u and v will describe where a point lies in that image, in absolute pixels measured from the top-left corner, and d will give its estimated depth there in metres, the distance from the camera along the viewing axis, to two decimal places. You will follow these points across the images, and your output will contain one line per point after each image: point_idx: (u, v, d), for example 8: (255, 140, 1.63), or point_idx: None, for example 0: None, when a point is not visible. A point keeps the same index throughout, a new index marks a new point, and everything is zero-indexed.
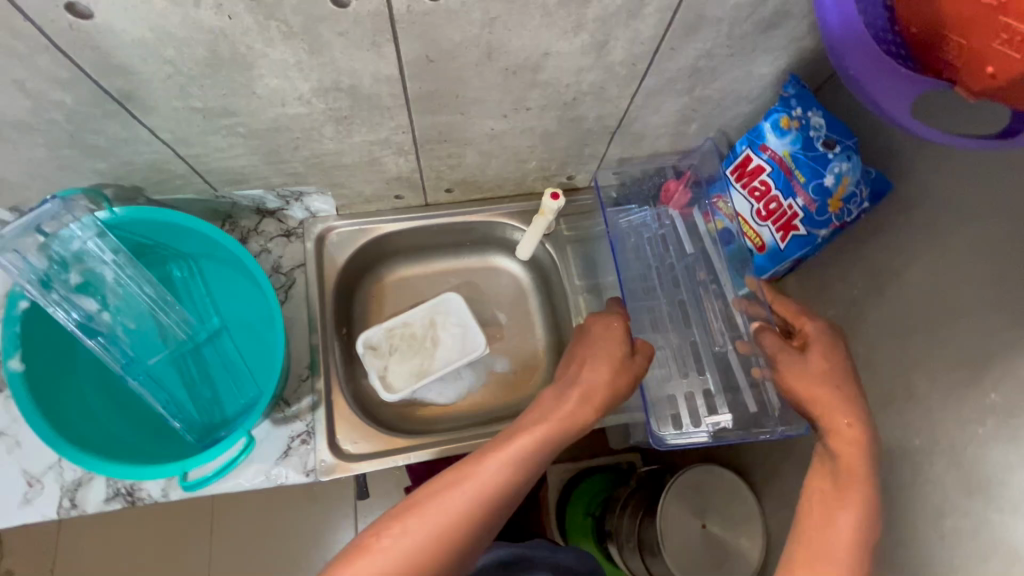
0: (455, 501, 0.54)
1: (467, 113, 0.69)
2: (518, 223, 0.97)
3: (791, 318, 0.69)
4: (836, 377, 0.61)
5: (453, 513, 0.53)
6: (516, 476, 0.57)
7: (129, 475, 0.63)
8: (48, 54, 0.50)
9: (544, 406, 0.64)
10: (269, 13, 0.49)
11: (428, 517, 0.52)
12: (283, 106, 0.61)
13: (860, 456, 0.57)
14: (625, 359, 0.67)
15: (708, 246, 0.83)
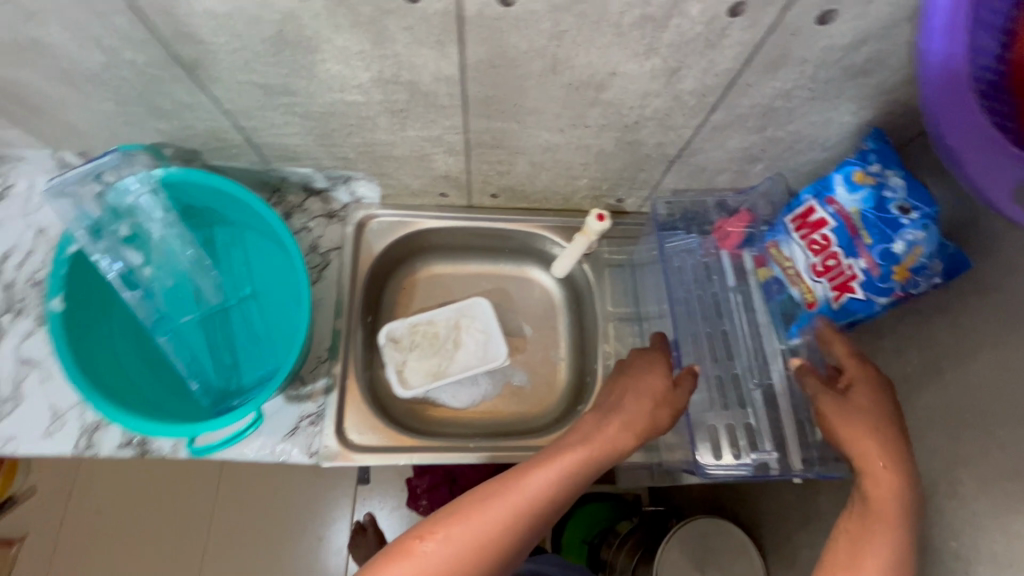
0: (497, 508, 0.52)
1: (523, 122, 0.67)
2: (558, 238, 0.95)
3: (841, 357, 0.64)
4: (882, 423, 0.57)
5: (494, 526, 0.52)
6: (554, 494, 0.55)
7: (140, 429, 0.64)
8: (128, 16, 0.51)
9: (583, 428, 0.62)
10: (340, 0, 0.48)
11: (465, 526, 0.51)
12: (342, 92, 0.61)
13: (897, 508, 0.54)
14: (669, 391, 0.65)
15: (754, 287, 0.81)
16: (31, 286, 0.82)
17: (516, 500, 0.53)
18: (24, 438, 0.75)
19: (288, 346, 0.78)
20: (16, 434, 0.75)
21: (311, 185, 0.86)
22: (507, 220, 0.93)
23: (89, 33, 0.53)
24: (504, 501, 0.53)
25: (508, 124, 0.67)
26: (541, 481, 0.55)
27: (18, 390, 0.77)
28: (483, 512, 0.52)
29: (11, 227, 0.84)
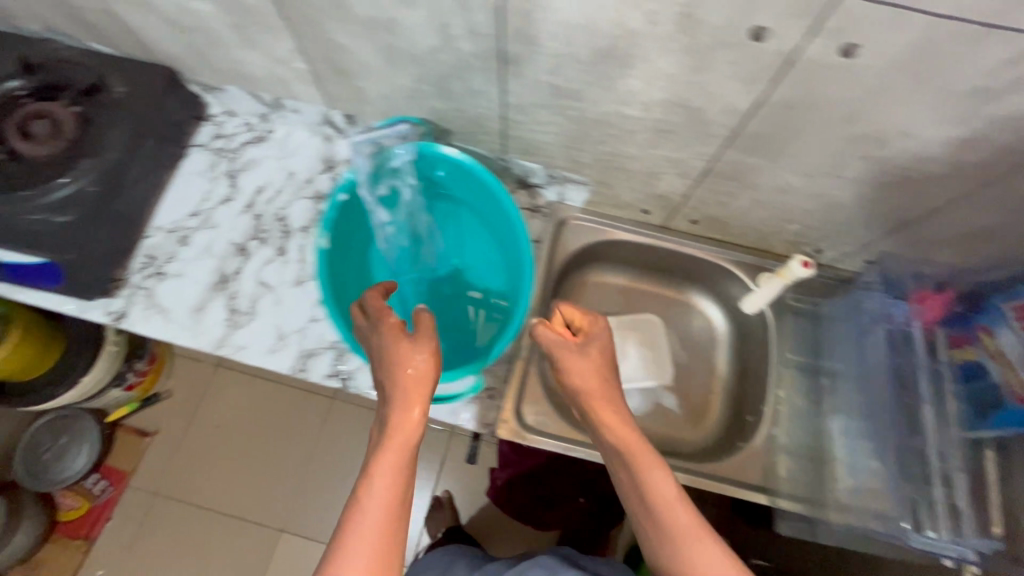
0: (393, 434, 0.59)
1: (775, 161, 0.70)
2: (741, 275, 0.95)
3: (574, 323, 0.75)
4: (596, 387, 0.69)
5: (406, 453, 0.58)
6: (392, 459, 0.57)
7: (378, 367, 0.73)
8: (488, 13, 0.57)
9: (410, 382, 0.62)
10: (688, 30, 0.53)
11: (389, 446, 0.58)
12: (625, 105, 0.66)
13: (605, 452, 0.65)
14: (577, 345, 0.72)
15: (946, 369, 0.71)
16: (276, 220, 0.93)
17: (399, 415, 0.60)
18: (253, 349, 0.85)
19: (491, 322, 0.86)
20: (248, 345, 0.85)
21: (528, 179, 0.92)
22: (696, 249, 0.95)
23: (441, 22, 0.60)
24: (404, 427, 0.59)
25: (758, 160, 0.70)
26: (427, 406, 0.61)
27: (254, 307, 0.87)
28: (392, 440, 0.58)
29: (267, 165, 0.96)
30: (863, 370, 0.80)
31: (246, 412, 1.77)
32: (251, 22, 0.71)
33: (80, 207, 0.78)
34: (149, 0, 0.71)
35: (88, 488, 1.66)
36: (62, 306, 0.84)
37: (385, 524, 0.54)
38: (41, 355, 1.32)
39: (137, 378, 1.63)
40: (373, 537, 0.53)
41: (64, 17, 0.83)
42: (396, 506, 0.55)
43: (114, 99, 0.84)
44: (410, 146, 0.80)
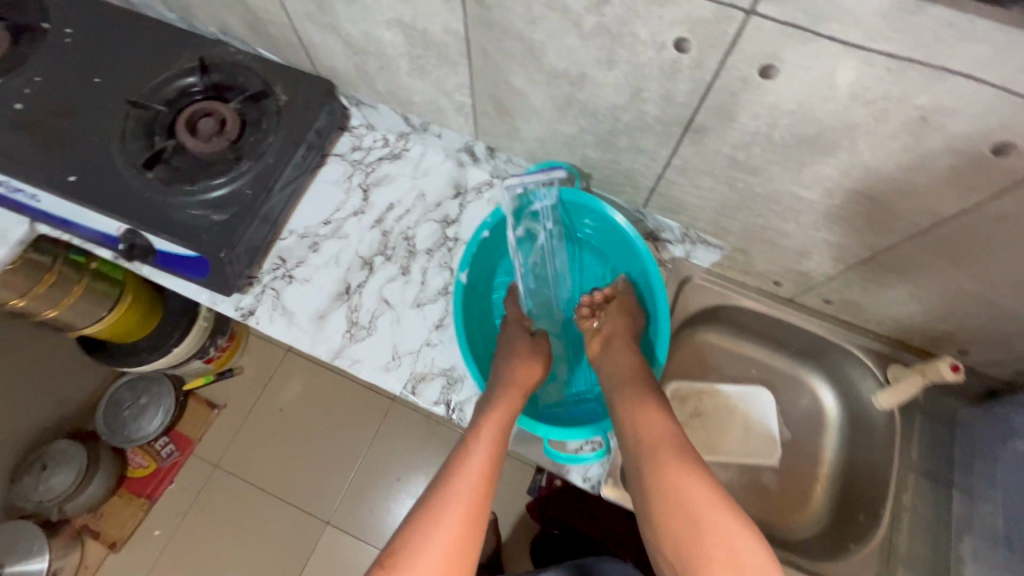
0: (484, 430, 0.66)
1: (954, 264, 0.65)
2: (869, 363, 0.88)
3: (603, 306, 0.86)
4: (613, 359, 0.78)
5: (494, 442, 0.65)
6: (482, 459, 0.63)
7: None
8: (692, 86, 0.56)
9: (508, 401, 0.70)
10: (917, 133, 0.50)
11: (483, 434, 0.66)
12: (803, 187, 0.64)
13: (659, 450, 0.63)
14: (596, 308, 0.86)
15: None
16: (402, 239, 0.94)
17: (493, 411, 0.68)
18: (367, 365, 0.86)
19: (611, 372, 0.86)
20: (363, 359, 0.86)
21: (657, 233, 0.90)
22: (823, 329, 0.90)
23: (636, 85, 0.60)
24: (493, 416, 0.68)
25: (935, 260, 0.66)
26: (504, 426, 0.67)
27: (373, 322, 0.89)
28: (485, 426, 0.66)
29: (400, 184, 0.97)
30: (1007, 494, 0.73)
31: (314, 399, 1.74)
32: (432, 55, 0.72)
33: (235, 207, 0.82)
34: (338, 23, 0.74)
35: (156, 449, 1.66)
36: (198, 295, 0.88)
37: (467, 501, 0.59)
38: (144, 318, 1.33)
39: (217, 352, 1.61)
40: (457, 512, 0.58)
41: (245, 24, 0.87)
42: (474, 488, 0.60)
43: (277, 106, 0.88)
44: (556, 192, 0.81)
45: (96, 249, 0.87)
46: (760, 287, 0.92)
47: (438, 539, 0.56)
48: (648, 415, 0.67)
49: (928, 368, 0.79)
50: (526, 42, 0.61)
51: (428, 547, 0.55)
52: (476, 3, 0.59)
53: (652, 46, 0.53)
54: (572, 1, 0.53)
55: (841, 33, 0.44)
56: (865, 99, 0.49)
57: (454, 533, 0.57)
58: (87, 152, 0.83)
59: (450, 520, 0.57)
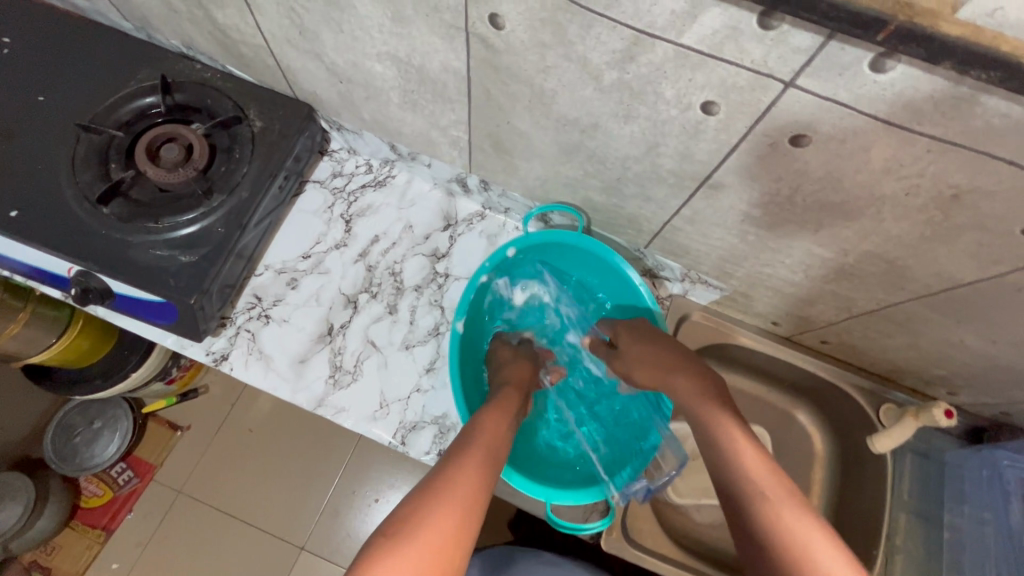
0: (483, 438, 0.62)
1: (960, 323, 0.64)
2: (859, 401, 0.87)
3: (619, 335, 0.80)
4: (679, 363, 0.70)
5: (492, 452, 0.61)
6: (475, 450, 0.60)
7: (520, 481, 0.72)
8: (715, 146, 0.53)
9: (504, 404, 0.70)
10: (947, 209, 0.48)
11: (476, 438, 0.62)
12: (819, 245, 0.61)
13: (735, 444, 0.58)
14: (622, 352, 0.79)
15: None
16: (389, 274, 0.88)
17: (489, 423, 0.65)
18: (353, 414, 0.80)
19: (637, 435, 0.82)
20: (348, 407, 0.80)
21: (656, 270, 0.87)
22: (822, 369, 0.88)
23: (653, 138, 0.56)
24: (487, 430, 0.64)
25: (942, 318, 0.65)
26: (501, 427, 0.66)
27: (358, 366, 0.83)
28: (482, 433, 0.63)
29: (385, 213, 0.91)
30: None
31: (278, 423, 1.51)
32: (428, 91, 0.67)
33: (205, 247, 0.74)
34: (322, 50, 0.67)
35: (112, 477, 1.44)
36: (164, 339, 0.81)
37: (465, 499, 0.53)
38: (100, 343, 1.11)
39: (180, 373, 1.37)
40: (455, 502, 0.52)
41: (214, 41, 0.79)
42: (474, 489, 0.55)
43: (251, 133, 0.80)
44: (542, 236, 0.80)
45: (41, 288, 0.78)
46: (757, 324, 0.90)
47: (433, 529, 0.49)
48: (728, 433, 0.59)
49: (922, 412, 0.78)
50: (535, 88, 0.57)
51: (422, 533, 0.48)
52: (483, 46, 0.54)
53: (676, 105, 0.50)
54: (592, 55, 0.48)
55: (885, 112, 0.41)
56: (899, 174, 0.47)
57: (450, 525, 0.50)
58: (29, 182, 0.74)
59: (449, 509, 0.51)
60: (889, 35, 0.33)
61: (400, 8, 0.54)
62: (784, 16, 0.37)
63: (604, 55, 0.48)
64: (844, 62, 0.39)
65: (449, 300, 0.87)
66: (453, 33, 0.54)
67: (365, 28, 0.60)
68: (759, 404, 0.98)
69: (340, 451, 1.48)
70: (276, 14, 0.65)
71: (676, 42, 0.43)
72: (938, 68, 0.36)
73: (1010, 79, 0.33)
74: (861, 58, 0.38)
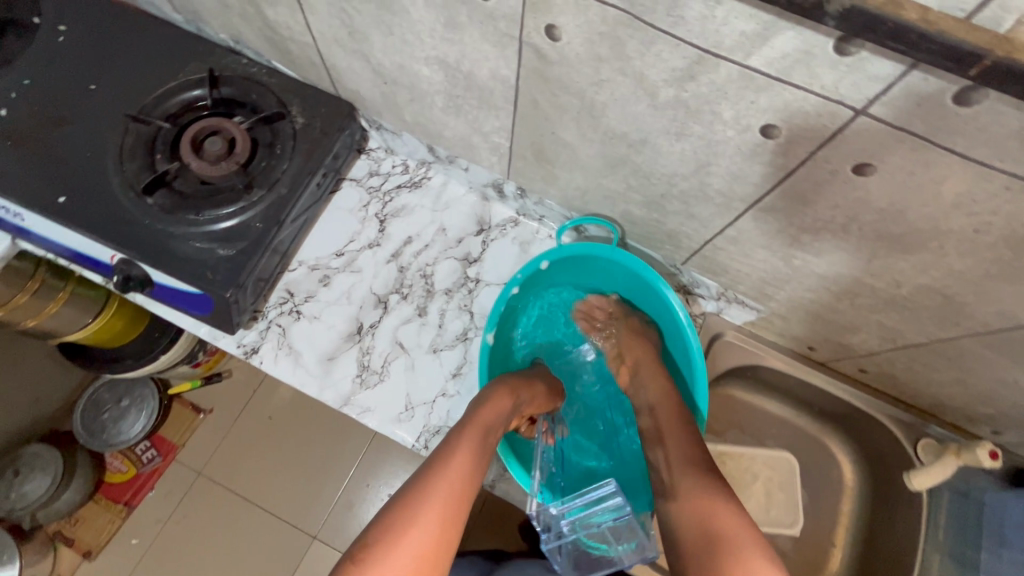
0: (466, 438, 0.60)
1: (1017, 363, 0.61)
2: (897, 434, 0.83)
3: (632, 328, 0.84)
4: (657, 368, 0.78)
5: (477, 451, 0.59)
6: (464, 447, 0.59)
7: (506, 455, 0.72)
8: (770, 169, 0.51)
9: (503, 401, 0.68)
10: (1017, 249, 0.46)
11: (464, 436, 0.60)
12: (870, 275, 0.59)
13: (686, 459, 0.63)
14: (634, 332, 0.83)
15: None
16: (420, 276, 0.88)
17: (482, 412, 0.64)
18: (379, 415, 0.80)
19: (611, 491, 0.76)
20: (373, 408, 0.80)
21: (691, 287, 0.84)
22: (857, 398, 0.85)
23: (704, 158, 0.54)
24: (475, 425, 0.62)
25: (997, 358, 0.62)
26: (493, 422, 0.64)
27: (385, 367, 0.82)
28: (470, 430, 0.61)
29: (419, 215, 0.91)
30: None
31: (298, 412, 1.52)
32: (472, 97, 0.66)
33: (244, 241, 0.75)
34: (370, 52, 0.67)
35: (137, 454, 1.47)
36: (197, 329, 0.82)
37: (443, 509, 0.53)
38: (133, 324, 1.13)
39: (207, 358, 1.38)
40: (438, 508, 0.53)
41: (262, 37, 0.80)
42: (455, 492, 0.55)
43: (293, 129, 0.81)
44: (583, 249, 0.78)
45: (83, 272, 0.79)
46: (791, 348, 0.86)
47: (409, 545, 0.50)
48: (694, 501, 0.57)
49: (964, 450, 0.76)
50: (586, 100, 0.55)
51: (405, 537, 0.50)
52: (536, 56, 0.53)
53: (733, 126, 0.48)
54: (650, 71, 0.47)
55: (963, 145, 0.39)
56: (969, 210, 0.45)
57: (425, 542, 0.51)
58: (78, 169, 0.75)
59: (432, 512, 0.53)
60: (982, 70, 0.31)
61: (453, 14, 0.54)
62: (864, 43, 0.36)
63: (663, 72, 0.46)
64: (925, 93, 0.37)
65: (479, 305, 0.86)
66: (506, 42, 0.54)
67: (416, 33, 0.59)
68: (787, 428, 0.95)
69: (356, 442, 1.49)
70: (327, 15, 0.65)
71: (742, 63, 0.42)
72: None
73: None
74: (945, 90, 0.36)
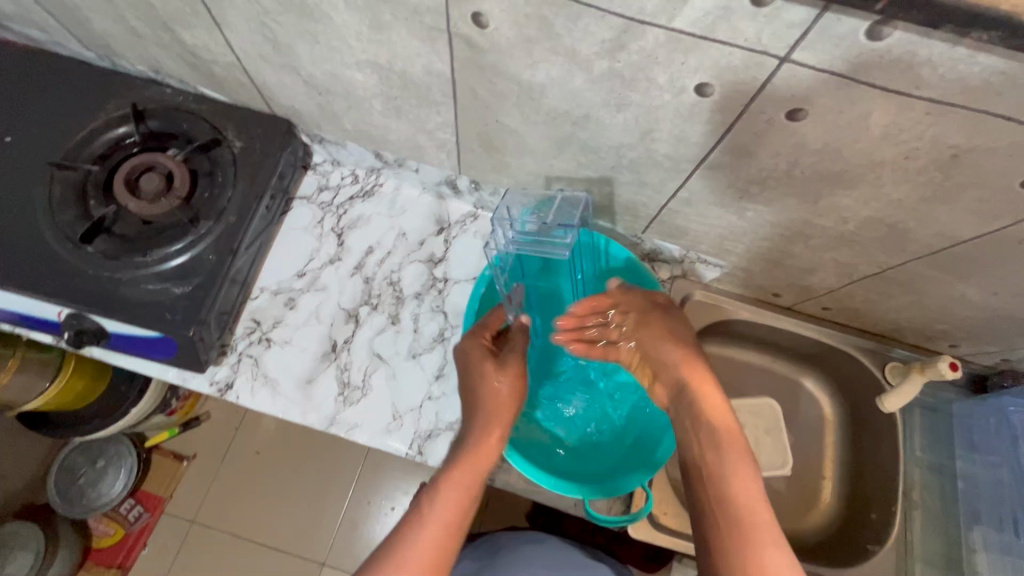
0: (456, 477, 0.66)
1: (961, 278, 0.65)
2: (865, 363, 0.87)
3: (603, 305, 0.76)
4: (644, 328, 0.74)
5: (455, 513, 0.64)
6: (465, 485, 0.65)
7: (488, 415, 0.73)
8: (710, 127, 0.52)
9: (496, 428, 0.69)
10: (947, 169, 0.49)
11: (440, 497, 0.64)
12: (819, 215, 0.61)
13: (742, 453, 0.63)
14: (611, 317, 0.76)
15: None
16: (387, 284, 0.87)
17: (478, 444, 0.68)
18: (368, 429, 0.78)
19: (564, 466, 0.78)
20: (361, 423, 0.78)
21: (654, 254, 0.86)
22: (825, 335, 0.88)
23: (646, 125, 0.55)
24: (454, 484, 0.65)
25: (943, 276, 0.66)
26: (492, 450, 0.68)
27: (367, 380, 0.81)
28: (445, 492, 0.65)
29: (377, 224, 0.90)
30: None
31: (285, 443, 1.48)
32: (411, 97, 0.65)
33: (199, 276, 0.72)
34: (299, 64, 0.66)
35: (123, 514, 1.41)
36: (164, 373, 0.79)
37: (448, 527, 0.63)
38: (94, 381, 1.05)
39: (181, 403, 1.34)
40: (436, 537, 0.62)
41: (183, 63, 0.77)
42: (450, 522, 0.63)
43: (231, 154, 0.78)
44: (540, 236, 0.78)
45: (30, 333, 0.76)
46: (757, 297, 0.89)
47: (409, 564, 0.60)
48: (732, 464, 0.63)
49: (927, 367, 0.79)
50: (523, 84, 0.56)
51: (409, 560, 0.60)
52: (467, 46, 0.53)
53: (669, 90, 0.49)
54: (581, 46, 0.47)
55: (883, 79, 0.41)
56: (898, 139, 0.47)
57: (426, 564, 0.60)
58: (7, 228, 0.71)
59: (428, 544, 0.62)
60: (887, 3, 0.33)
61: (378, 14, 0.53)
62: None
63: (593, 45, 0.47)
64: (840, 33, 0.39)
65: (451, 303, 0.86)
66: (435, 35, 0.53)
67: (342, 37, 0.58)
68: (766, 376, 0.98)
69: (351, 462, 1.47)
70: (247, 32, 0.63)
71: (667, 26, 0.43)
72: (935, 32, 0.36)
73: (1009, 37, 0.33)
74: (857, 28, 0.38)
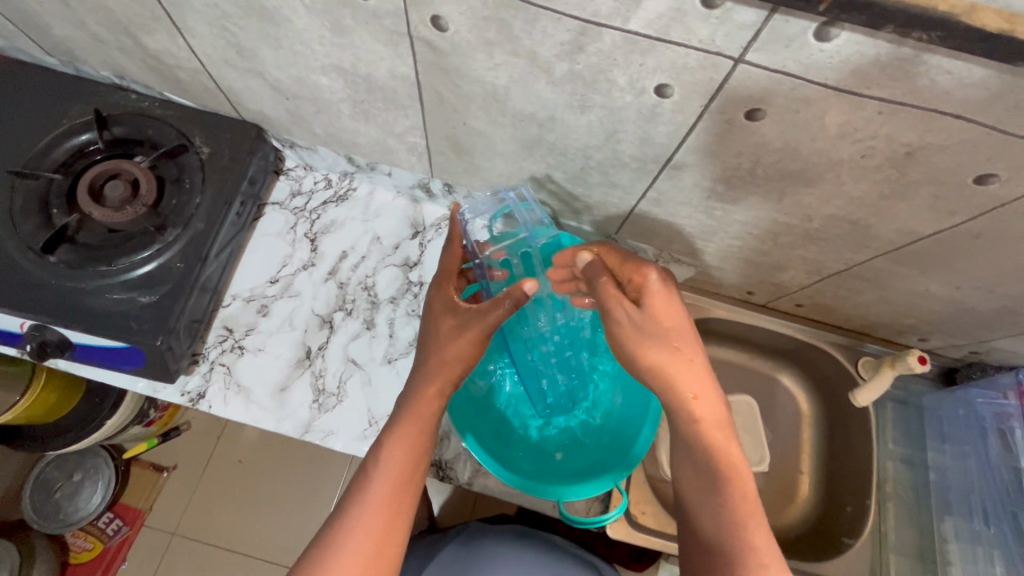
0: (398, 450, 0.61)
1: (923, 273, 0.66)
2: (838, 359, 0.89)
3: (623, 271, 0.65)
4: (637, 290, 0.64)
5: (391, 501, 0.58)
6: (406, 461, 0.60)
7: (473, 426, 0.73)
8: (673, 128, 0.53)
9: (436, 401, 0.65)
10: (902, 166, 0.50)
11: (383, 464, 0.60)
12: (784, 213, 0.62)
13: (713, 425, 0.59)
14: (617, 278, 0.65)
15: None
16: (362, 289, 0.86)
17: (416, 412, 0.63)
18: (343, 437, 0.77)
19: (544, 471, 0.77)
20: (337, 429, 0.78)
21: None
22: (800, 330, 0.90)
23: (610, 127, 0.56)
24: (391, 456, 0.60)
25: (907, 271, 0.67)
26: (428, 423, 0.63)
27: (342, 387, 0.80)
28: (381, 474, 0.59)
29: (351, 227, 0.89)
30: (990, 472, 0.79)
31: (267, 451, 1.47)
32: (379, 100, 0.65)
33: (165, 285, 0.71)
34: (263, 68, 0.65)
35: (100, 528, 1.38)
36: (134, 385, 0.78)
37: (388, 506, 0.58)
38: (66, 395, 1.03)
39: (159, 413, 1.31)
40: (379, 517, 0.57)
41: (148, 68, 0.75)
42: (391, 498, 0.58)
43: (199, 160, 0.77)
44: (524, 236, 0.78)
45: None
46: (731, 297, 0.90)
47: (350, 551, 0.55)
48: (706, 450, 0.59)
49: (898, 361, 0.80)
50: (487, 87, 0.56)
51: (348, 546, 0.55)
52: (430, 50, 0.53)
53: (630, 91, 0.50)
54: (541, 49, 0.48)
55: (834, 79, 0.42)
56: (853, 138, 0.48)
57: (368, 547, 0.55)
58: None
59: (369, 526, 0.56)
60: (830, 5, 0.35)
61: (338, 18, 0.53)
62: None
63: (553, 48, 0.47)
64: (790, 34, 0.39)
65: None
66: (397, 39, 0.53)
67: (305, 41, 0.58)
68: (744, 373, 0.99)
69: (334, 469, 1.46)
70: (210, 36, 0.62)
71: (623, 28, 0.43)
72: (879, 32, 0.37)
73: (949, 36, 0.35)
74: (805, 29, 0.38)
